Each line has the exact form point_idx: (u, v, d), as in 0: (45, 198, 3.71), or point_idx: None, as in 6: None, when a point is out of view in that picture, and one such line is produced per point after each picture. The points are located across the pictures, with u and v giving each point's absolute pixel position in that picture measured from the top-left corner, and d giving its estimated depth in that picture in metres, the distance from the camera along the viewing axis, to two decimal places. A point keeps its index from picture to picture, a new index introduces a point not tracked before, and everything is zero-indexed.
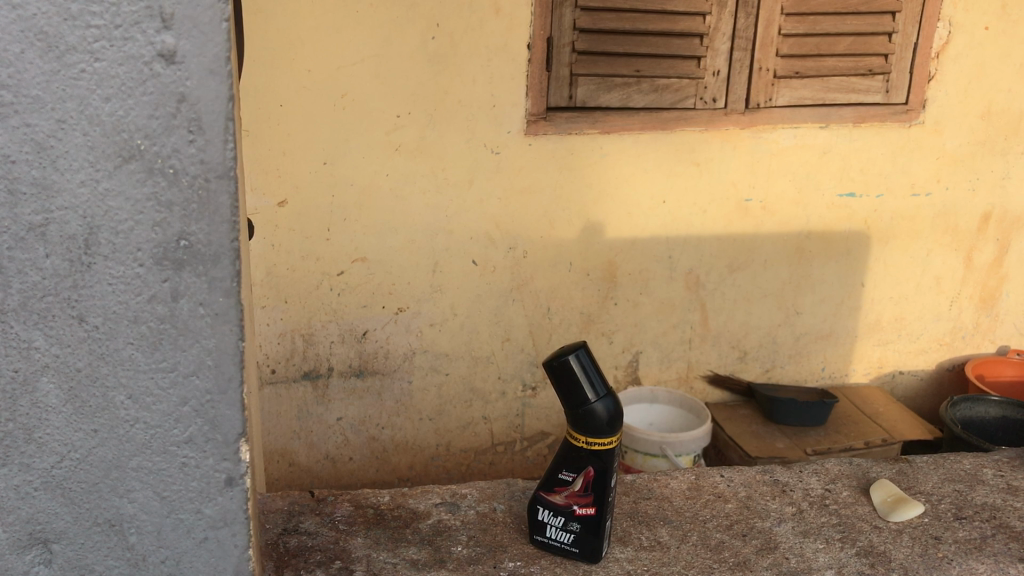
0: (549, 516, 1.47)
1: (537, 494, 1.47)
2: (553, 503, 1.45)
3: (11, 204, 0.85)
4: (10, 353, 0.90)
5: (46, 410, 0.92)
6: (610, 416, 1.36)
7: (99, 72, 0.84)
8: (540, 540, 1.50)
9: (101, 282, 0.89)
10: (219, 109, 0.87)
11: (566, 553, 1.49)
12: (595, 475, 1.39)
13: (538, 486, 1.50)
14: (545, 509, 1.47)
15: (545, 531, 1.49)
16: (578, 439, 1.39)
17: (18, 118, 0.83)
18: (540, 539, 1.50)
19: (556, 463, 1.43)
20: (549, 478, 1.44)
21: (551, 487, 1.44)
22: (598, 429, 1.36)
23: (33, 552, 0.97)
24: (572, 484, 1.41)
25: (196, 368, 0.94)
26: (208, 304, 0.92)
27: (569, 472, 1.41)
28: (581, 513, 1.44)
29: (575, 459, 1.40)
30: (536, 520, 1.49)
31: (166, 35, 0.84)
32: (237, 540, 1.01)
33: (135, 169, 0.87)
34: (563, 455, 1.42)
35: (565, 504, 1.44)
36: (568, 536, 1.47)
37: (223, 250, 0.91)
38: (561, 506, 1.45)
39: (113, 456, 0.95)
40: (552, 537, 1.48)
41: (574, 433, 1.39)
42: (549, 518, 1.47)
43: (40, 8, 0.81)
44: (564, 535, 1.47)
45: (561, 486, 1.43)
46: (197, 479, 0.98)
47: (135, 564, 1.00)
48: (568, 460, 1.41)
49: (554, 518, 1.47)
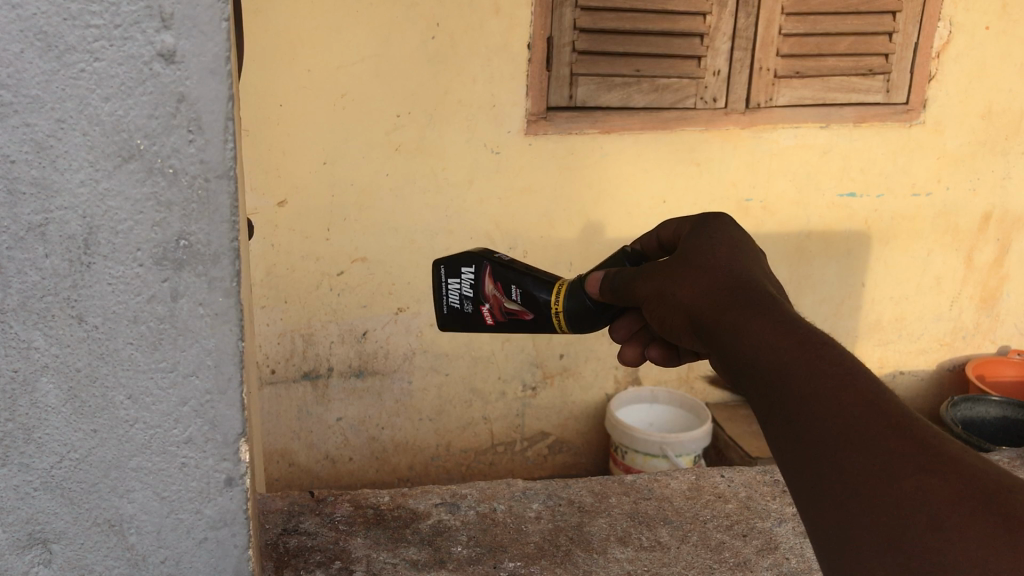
0: (467, 281, 1.35)
1: (486, 261, 1.34)
2: (483, 282, 1.34)
3: (9, 204, 0.71)
4: (9, 352, 0.75)
5: (46, 411, 0.77)
6: (583, 320, 1.25)
7: (99, 72, 0.70)
8: (445, 268, 1.38)
9: (101, 282, 0.75)
10: (221, 108, 0.73)
11: (438, 308, 1.39)
12: (527, 321, 1.31)
13: (491, 254, 1.37)
14: (472, 271, 1.35)
15: (450, 278, 1.37)
16: (558, 301, 1.27)
17: (17, 118, 0.69)
18: (444, 270, 1.38)
19: (526, 274, 1.31)
20: (506, 273, 1.32)
21: (498, 282, 1.32)
22: (584, 324, 1.26)
23: (33, 551, 0.81)
24: (508, 300, 1.31)
25: (196, 367, 0.79)
26: (209, 304, 0.77)
27: (519, 293, 1.30)
28: (481, 316, 1.35)
29: (534, 295, 1.29)
30: (466, 257, 1.36)
31: (166, 35, 0.70)
32: (239, 540, 0.86)
33: (134, 169, 0.72)
34: (538, 280, 1.30)
35: (487, 297, 1.34)
36: (455, 304, 1.37)
37: (222, 251, 0.76)
38: (480, 295, 1.35)
39: (112, 456, 0.80)
40: (449, 288, 1.37)
41: (563, 290, 1.27)
42: (466, 279, 1.36)
43: (41, 7, 0.68)
44: (455, 300, 1.37)
45: (501, 289, 1.32)
46: (197, 479, 0.82)
47: (136, 564, 0.84)
48: (532, 289, 1.30)
49: (466, 286, 1.36)
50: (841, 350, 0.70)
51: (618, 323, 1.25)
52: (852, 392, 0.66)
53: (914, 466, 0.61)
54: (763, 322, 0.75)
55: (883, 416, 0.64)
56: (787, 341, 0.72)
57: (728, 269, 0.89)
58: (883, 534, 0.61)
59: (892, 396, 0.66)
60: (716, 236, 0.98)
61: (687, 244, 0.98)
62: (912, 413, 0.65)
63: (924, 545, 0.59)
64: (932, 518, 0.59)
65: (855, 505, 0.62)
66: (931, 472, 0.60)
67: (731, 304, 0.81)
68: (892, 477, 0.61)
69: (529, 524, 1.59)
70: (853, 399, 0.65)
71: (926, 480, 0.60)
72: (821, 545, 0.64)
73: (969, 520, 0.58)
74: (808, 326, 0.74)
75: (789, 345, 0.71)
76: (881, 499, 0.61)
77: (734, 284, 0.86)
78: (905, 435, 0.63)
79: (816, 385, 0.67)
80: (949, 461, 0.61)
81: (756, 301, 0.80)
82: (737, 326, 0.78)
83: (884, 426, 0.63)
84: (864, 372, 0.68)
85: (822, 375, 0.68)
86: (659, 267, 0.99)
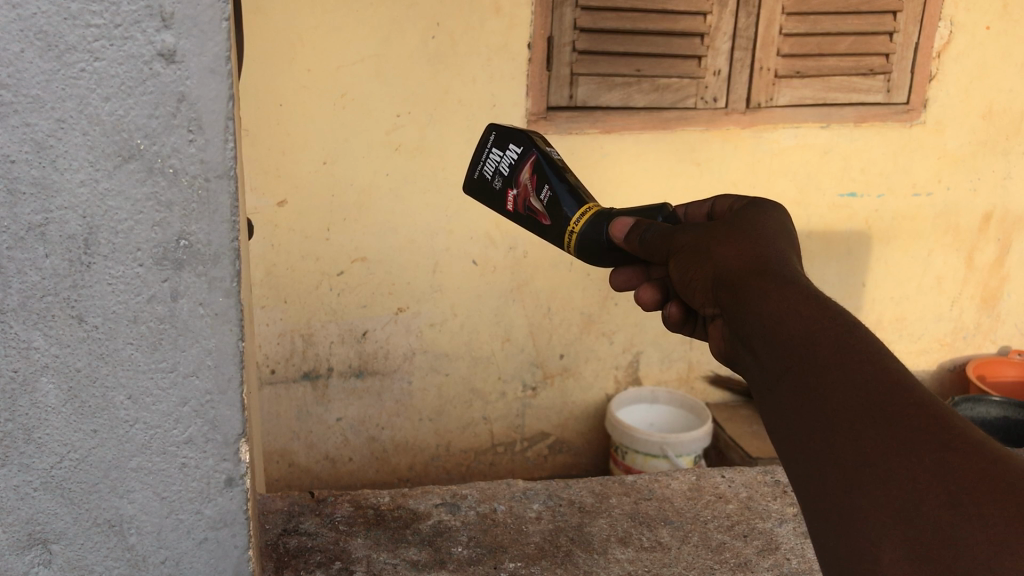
0: (508, 159, 1.33)
1: (533, 145, 1.30)
2: (520, 167, 1.31)
3: (9, 204, 0.71)
4: (9, 353, 0.75)
5: (46, 411, 0.77)
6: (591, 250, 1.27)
7: (99, 72, 0.70)
8: (494, 135, 1.35)
9: (102, 282, 0.74)
10: (221, 108, 0.72)
11: (473, 167, 1.37)
12: (544, 224, 1.31)
13: (542, 138, 1.33)
14: (516, 149, 1.32)
15: (494, 148, 1.34)
16: (577, 222, 1.27)
17: (17, 118, 0.69)
18: (493, 138, 1.35)
19: (563, 179, 1.29)
20: (546, 170, 1.29)
21: (535, 174, 1.30)
22: (590, 254, 1.28)
23: (32, 552, 0.81)
24: (535, 197, 1.30)
25: (196, 368, 0.79)
26: (209, 304, 0.77)
27: (548, 194, 1.29)
28: (505, 198, 1.33)
29: (561, 203, 1.29)
30: (516, 135, 1.32)
31: (166, 35, 0.70)
32: (239, 540, 0.85)
33: (134, 169, 0.72)
34: (570, 188, 1.29)
35: (518, 182, 1.32)
36: (487, 174, 1.35)
37: (223, 251, 0.76)
38: (513, 178, 1.32)
39: (112, 456, 0.80)
40: (489, 155, 1.35)
41: (587, 214, 1.27)
42: (507, 155, 1.33)
43: (41, 7, 0.67)
44: (491, 169, 1.35)
45: (534, 182, 1.30)
46: (197, 479, 0.82)
47: (136, 564, 0.84)
48: (561, 197, 1.29)
49: (506, 161, 1.33)
50: (871, 331, 0.71)
51: (620, 268, 1.27)
52: (880, 369, 0.66)
53: (936, 440, 0.61)
54: (798, 297, 0.78)
55: (909, 394, 0.64)
56: (819, 316, 0.74)
57: (761, 254, 0.90)
58: (894, 504, 0.61)
59: (920, 381, 0.66)
60: (750, 222, 0.98)
61: (721, 229, 0.99)
62: (940, 396, 0.65)
63: (935, 518, 0.59)
64: (948, 490, 0.59)
65: (868, 475, 0.63)
66: (953, 448, 0.60)
67: (769, 275, 0.84)
68: (913, 451, 0.61)
69: (529, 525, 1.59)
70: (879, 375, 0.66)
71: (947, 455, 0.60)
72: (826, 512, 0.65)
73: (985, 495, 0.58)
74: (841, 307, 0.75)
75: (820, 320, 0.73)
76: (897, 470, 0.61)
77: (775, 260, 0.88)
78: (929, 412, 0.63)
79: (843, 358, 0.68)
80: (972, 442, 0.60)
81: (793, 277, 0.83)
82: (767, 306, 0.79)
83: (908, 402, 0.64)
84: (892, 355, 0.69)
85: (849, 348, 0.69)
86: (703, 231, 1.02)
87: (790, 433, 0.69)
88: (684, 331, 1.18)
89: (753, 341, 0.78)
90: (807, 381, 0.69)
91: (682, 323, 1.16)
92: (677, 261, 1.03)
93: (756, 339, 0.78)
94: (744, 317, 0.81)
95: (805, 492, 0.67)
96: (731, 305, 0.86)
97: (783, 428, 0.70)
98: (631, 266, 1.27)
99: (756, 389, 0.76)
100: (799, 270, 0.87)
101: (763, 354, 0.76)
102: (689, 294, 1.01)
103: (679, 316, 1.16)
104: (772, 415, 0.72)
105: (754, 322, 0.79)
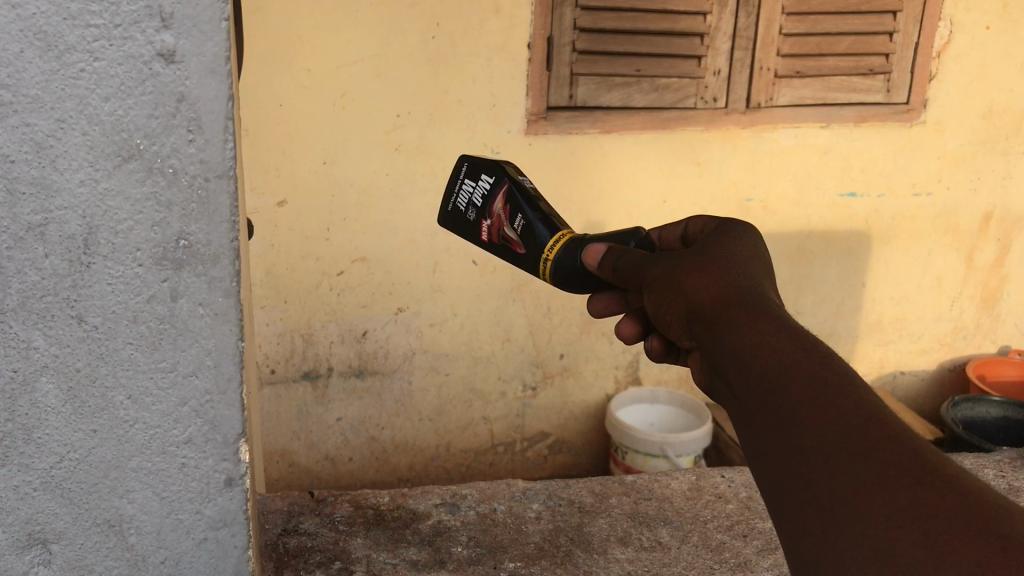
0: (481, 189, 1.33)
1: (503, 174, 1.31)
2: (493, 197, 1.32)
3: (9, 204, 0.71)
4: (9, 353, 0.75)
5: (47, 411, 0.77)
6: (571, 277, 1.26)
7: (99, 72, 0.70)
8: (467, 167, 1.36)
9: (102, 282, 0.74)
10: (221, 108, 0.72)
11: (447, 195, 1.38)
12: (519, 253, 1.31)
13: (511, 168, 1.34)
14: (488, 178, 1.33)
15: (467, 179, 1.35)
16: (552, 250, 1.27)
17: (17, 118, 0.69)
18: (465, 169, 1.36)
19: (538, 208, 1.29)
20: (519, 199, 1.30)
21: (508, 203, 1.30)
22: (566, 281, 1.27)
23: (33, 551, 0.81)
24: (509, 226, 1.30)
25: (195, 367, 0.79)
26: (209, 304, 0.77)
27: (520, 222, 1.29)
28: (479, 228, 1.33)
29: (535, 231, 1.28)
30: (489, 165, 1.33)
31: (166, 35, 0.70)
32: (239, 540, 0.85)
33: (134, 169, 0.72)
34: (542, 216, 1.29)
35: (492, 212, 1.32)
36: (461, 205, 1.36)
37: (223, 251, 0.76)
38: (486, 208, 1.33)
39: (112, 456, 0.80)
40: (462, 186, 1.36)
41: (561, 241, 1.27)
42: (479, 184, 1.34)
43: (41, 7, 0.67)
44: (464, 198, 1.35)
45: (507, 212, 1.30)
46: (197, 479, 0.82)
47: (135, 564, 0.84)
48: (535, 224, 1.28)
49: (478, 190, 1.34)
50: (845, 364, 0.71)
51: (597, 294, 1.26)
52: (853, 404, 0.66)
53: (910, 476, 0.61)
54: (769, 329, 0.77)
55: (883, 428, 0.64)
56: (792, 349, 0.73)
57: (734, 282, 0.90)
58: (869, 543, 0.60)
59: (895, 415, 0.66)
60: (724, 244, 0.98)
61: (696, 253, 0.99)
62: (911, 430, 0.65)
63: (911, 554, 0.58)
64: (922, 526, 0.59)
65: (844, 511, 0.62)
66: (927, 483, 0.60)
67: (742, 305, 0.84)
68: (886, 485, 0.61)
69: (529, 524, 1.59)
70: (853, 410, 0.66)
71: (921, 492, 0.60)
72: (804, 551, 0.64)
73: (959, 531, 0.58)
74: (815, 338, 0.75)
75: (794, 354, 0.73)
76: (872, 507, 0.61)
77: (747, 288, 0.88)
78: (903, 448, 0.63)
79: (816, 393, 0.68)
80: (947, 478, 0.60)
81: (765, 308, 0.82)
82: (740, 338, 0.78)
83: (883, 437, 0.64)
84: (867, 390, 0.69)
85: (822, 383, 0.69)
86: (676, 257, 1.01)
87: (768, 469, 0.68)
88: (668, 361, 1.21)
89: (727, 376, 0.78)
90: (780, 418, 0.69)
91: (666, 354, 1.19)
92: (651, 287, 1.02)
93: (728, 372, 0.77)
94: (717, 349, 0.81)
95: (782, 529, 0.67)
96: (705, 336, 0.85)
97: (761, 464, 0.70)
98: (607, 291, 1.26)
99: (733, 424, 0.75)
100: (772, 297, 0.87)
101: (737, 386, 0.75)
102: (665, 325, 0.99)
103: (662, 348, 1.19)
104: (751, 450, 0.71)
105: (726, 354, 0.78)
